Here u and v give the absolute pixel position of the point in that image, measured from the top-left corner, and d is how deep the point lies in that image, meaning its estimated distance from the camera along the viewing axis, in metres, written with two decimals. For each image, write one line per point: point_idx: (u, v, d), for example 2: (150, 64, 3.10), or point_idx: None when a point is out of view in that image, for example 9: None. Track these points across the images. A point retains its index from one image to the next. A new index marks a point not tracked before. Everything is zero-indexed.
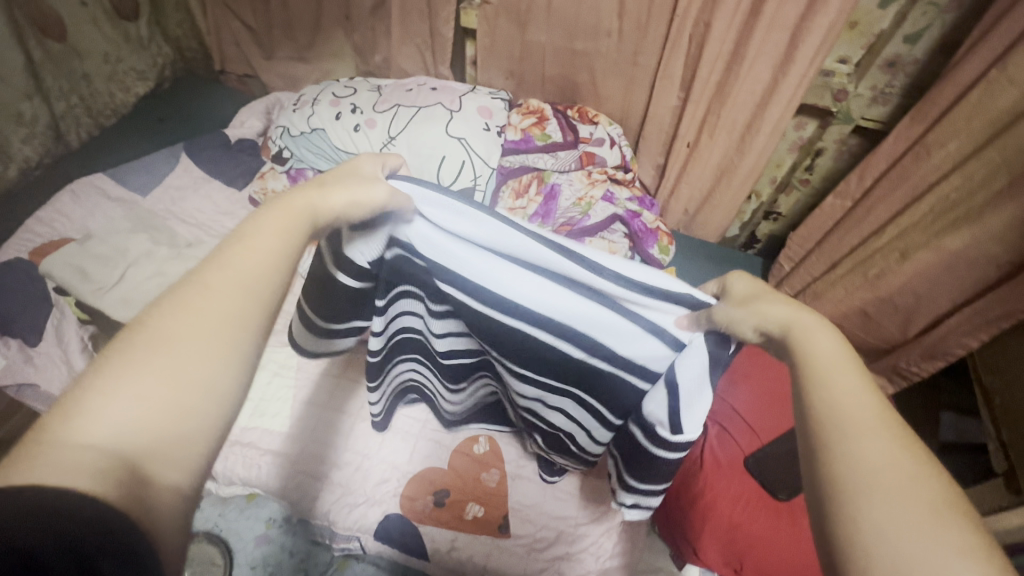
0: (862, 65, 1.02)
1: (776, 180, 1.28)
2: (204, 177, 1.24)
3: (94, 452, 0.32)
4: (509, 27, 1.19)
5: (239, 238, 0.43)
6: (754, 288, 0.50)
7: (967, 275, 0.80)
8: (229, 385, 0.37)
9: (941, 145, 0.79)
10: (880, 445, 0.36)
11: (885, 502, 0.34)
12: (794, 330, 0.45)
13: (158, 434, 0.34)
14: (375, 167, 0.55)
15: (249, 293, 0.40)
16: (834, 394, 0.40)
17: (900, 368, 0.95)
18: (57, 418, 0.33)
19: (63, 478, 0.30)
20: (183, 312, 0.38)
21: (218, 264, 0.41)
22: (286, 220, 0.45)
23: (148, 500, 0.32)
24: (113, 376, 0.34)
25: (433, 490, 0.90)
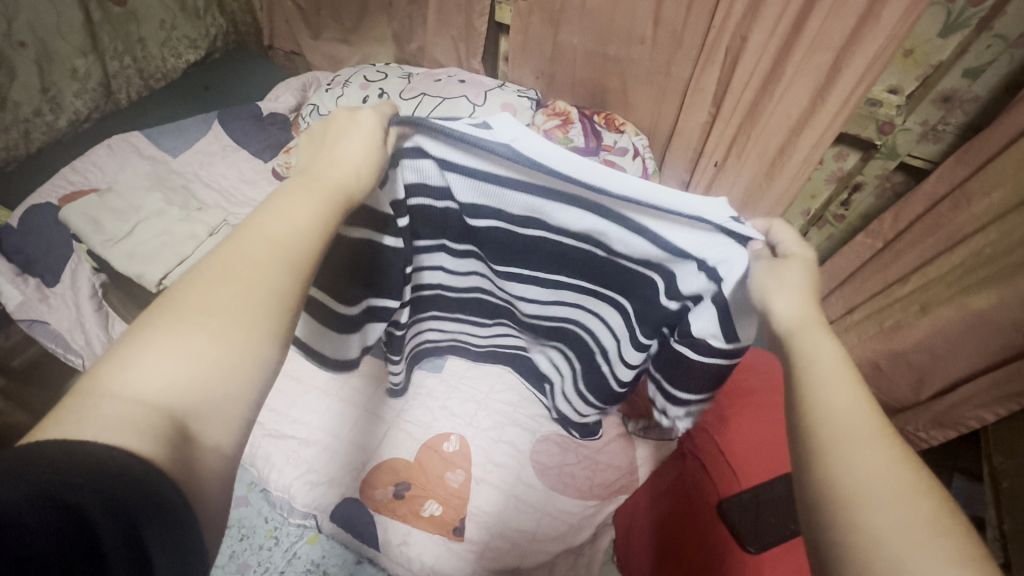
0: (914, 97, 0.93)
1: (809, 213, 1.20)
2: (233, 146, 1.29)
3: (141, 407, 0.30)
4: (542, 26, 1.17)
5: (271, 209, 0.41)
6: (796, 276, 0.46)
7: (990, 340, 0.71)
8: (270, 349, 0.36)
9: (984, 194, 0.71)
10: (876, 455, 0.35)
11: (894, 520, 0.32)
12: (807, 333, 0.43)
13: (206, 394, 0.33)
14: (377, 120, 0.48)
15: (284, 257, 0.38)
16: (832, 401, 0.39)
17: (907, 432, 0.84)
18: (108, 369, 0.32)
19: (111, 434, 0.29)
20: (225, 272, 0.36)
21: (254, 230, 0.39)
22: (320, 190, 0.43)
23: (193, 463, 0.31)
24: (157, 335, 0.33)
25: (396, 481, 0.89)
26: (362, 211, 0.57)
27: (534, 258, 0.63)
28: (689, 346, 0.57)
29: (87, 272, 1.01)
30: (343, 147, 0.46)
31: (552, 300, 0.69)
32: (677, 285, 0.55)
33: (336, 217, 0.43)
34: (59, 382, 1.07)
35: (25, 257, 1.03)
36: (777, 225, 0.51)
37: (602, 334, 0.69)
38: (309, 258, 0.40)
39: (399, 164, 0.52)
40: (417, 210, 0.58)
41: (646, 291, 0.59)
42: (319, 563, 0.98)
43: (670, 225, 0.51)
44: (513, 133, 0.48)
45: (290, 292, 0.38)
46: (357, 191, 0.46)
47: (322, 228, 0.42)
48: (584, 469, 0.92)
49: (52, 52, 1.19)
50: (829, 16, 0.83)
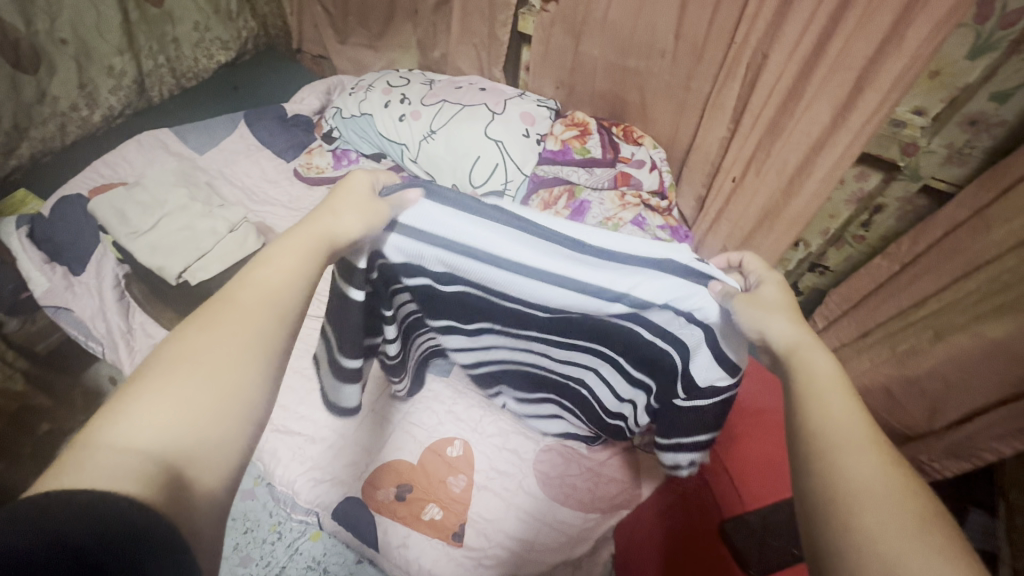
0: (939, 120, 0.91)
1: (828, 232, 1.18)
2: (257, 145, 1.33)
3: (137, 456, 0.32)
4: (564, 37, 1.19)
5: (258, 266, 0.45)
6: (777, 302, 0.49)
7: (1003, 370, 0.69)
8: (259, 394, 0.39)
9: (1004, 222, 0.69)
10: (870, 461, 0.36)
11: (893, 528, 0.32)
12: (799, 352, 0.45)
13: (200, 440, 0.35)
14: (369, 181, 0.54)
15: (274, 306, 0.42)
16: (827, 413, 0.39)
17: (920, 462, 0.82)
18: (100, 427, 0.34)
19: (106, 480, 0.30)
20: (214, 328, 0.40)
21: (246, 283, 0.43)
22: (308, 245, 0.47)
23: (188, 497, 0.33)
24: (149, 392, 0.36)
25: (398, 482, 0.90)
26: (340, 260, 0.56)
27: (512, 312, 0.65)
28: (700, 397, 0.59)
29: (112, 262, 1.05)
30: (341, 203, 0.51)
31: (525, 343, 0.72)
32: (653, 326, 0.58)
33: (322, 263, 0.47)
34: (80, 369, 1.10)
35: (54, 245, 1.07)
36: (747, 259, 0.56)
37: (575, 370, 0.74)
38: (289, 306, 0.43)
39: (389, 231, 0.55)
40: (386, 268, 0.61)
41: (624, 332, 0.61)
42: (319, 561, 0.99)
43: (642, 276, 0.53)
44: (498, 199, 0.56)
45: (276, 340, 0.41)
46: (341, 241, 0.49)
47: (308, 275, 0.46)
48: (586, 481, 0.91)
49: (91, 50, 1.24)
50: (853, 36, 0.82)
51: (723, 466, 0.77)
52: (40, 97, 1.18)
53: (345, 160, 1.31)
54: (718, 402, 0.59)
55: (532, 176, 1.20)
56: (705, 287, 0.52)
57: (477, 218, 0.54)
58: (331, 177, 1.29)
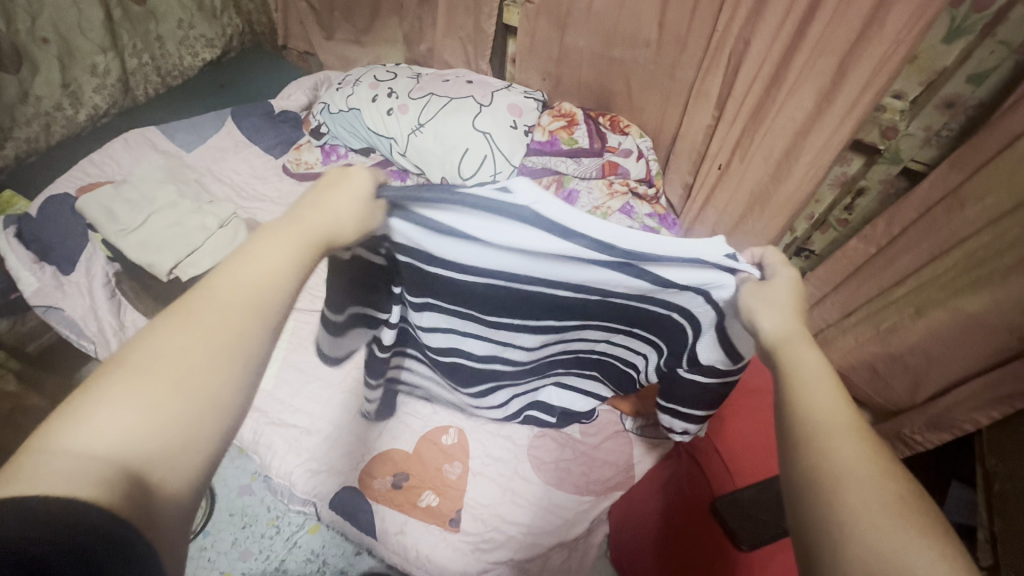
0: (918, 102, 0.93)
1: (813, 217, 1.20)
2: (245, 142, 1.33)
3: (93, 460, 0.30)
4: (549, 28, 1.20)
5: (244, 254, 0.42)
6: (784, 304, 0.50)
7: (980, 343, 0.71)
8: (227, 394, 0.36)
9: (977, 199, 0.71)
10: (854, 447, 0.38)
11: (877, 517, 0.34)
12: (789, 344, 0.46)
13: (161, 444, 0.33)
14: (369, 178, 0.49)
15: (257, 299, 0.39)
16: (813, 402, 0.41)
17: (903, 436, 0.83)
18: (56, 428, 0.31)
19: (61, 486, 0.29)
20: (189, 324, 0.37)
21: (230, 276, 0.40)
22: (303, 233, 0.44)
23: (154, 503, 0.31)
24: (111, 390, 0.33)
25: (393, 471, 0.91)
26: (358, 242, 0.57)
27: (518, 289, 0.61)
28: (699, 371, 0.62)
29: (102, 261, 1.05)
30: (331, 196, 0.47)
31: (554, 335, 0.70)
32: (671, 305, 0.58)
33: (316, 257, 0.44)
34: (73, 368, 1.10)
35: (43, 245, 1.07)
36: (769, 254, 0.56)
37: (578, 344, 0.73)
38: (273, 303, 0.40)
39: (391, 220, 0.51)
40: (406, 267, 0.60)
41: (644, 313, 0.61)
42: (318, 553, 1.00)
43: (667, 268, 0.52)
44: (529, 194, 0.48)
45: (257, 339, 0.38)
46: (334, 239, 0.46)
47: (293, 266, 0.42)
48: (580, 465, 0.93)
49: (74, 49, 1.23)
50: (831, 21, 0.84)
51: (710, 445, 0.79)
52: (23, 97, 1.18)
53: (334, 156, 1.31)
54: (721, 377, 0.62)
55: (520, 168, 1.21)
56: (733, 278, 0.52)
57: (500, 216, 0.48)
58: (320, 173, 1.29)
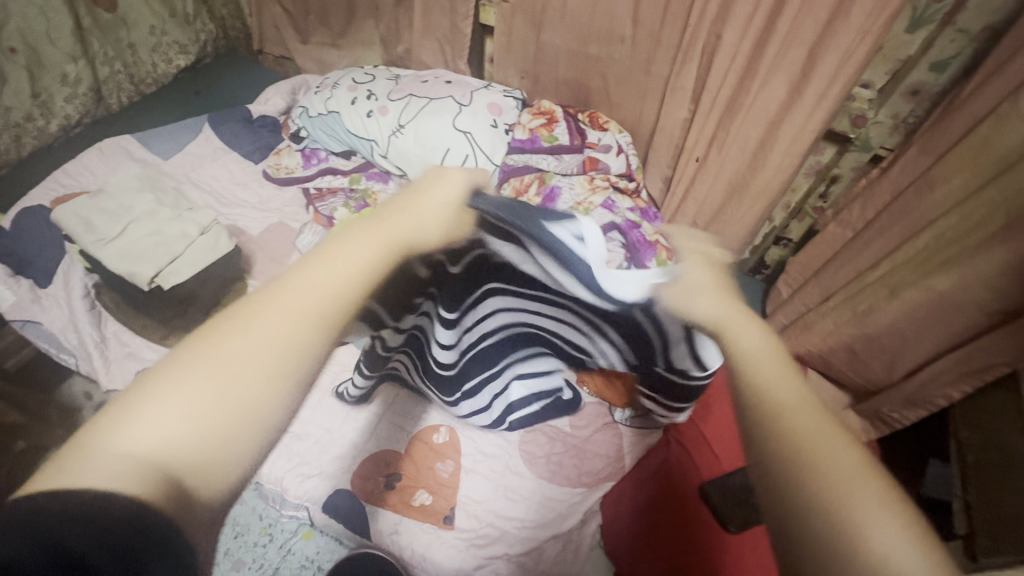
0: (884, 91, 0.96)
1: (790, 206, 1.22)
2: (224, 149, 1.32)
3: (134, 460, 0.31)
4: (525, 27, 1.21)
5: (319, 251, 0.41)
6: (707, 285, 0.50)
7: (952, 320, 0.73)
8: (273, 407, 0.35)
9: (945, 180, 0.73)
10: (817, 419, 0.39)
11: (861, 490, 0.35)
12: (725, 331, 0.46)
13: (204, 450, 0.32)
14: (465, 186, 0.50)
15: (322, 301, 0.38)
16: (767, 380, 0.41)
17: (883, 414, 0.84)
18: (106, 425, 0.32)
19: (102, 482, 0.29)
20: (247, 325, 0.36)
21: (303, 277, 0.38)
22: (388, 235, 0.43)
23: (194, 508, 0.31)
24: (160, 387, 0.33)
25: (386, 472, 0.91)
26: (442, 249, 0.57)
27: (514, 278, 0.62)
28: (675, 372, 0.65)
29: (81, 274, 1.03)
30: (418, 202, 0.47)
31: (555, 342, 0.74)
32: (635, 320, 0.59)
33: (391, 260, 0.43)
34: (54, 383, 1.08)
35: (19, 258, 1.05)
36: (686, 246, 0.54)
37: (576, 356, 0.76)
38: (342, 313, 0.38)
39: (479, 236, 0.54)
40: (462, 272, 0.62)
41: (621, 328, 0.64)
42: (313, 560, 0.99)
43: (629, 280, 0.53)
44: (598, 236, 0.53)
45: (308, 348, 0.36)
46: (415, 243, 0.45)
47: (366, 270, 0.40)
48: (571, 458, 0.94)
49: (43, 58, 1.21)
50: (799, 13, 0.87)
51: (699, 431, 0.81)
52: None
53: (315, 160, 1.30)
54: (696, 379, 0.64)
55: (502, 167, 1.21)
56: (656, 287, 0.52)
57: (555, 257, 0.52)
58: (301, 177, 1.29)
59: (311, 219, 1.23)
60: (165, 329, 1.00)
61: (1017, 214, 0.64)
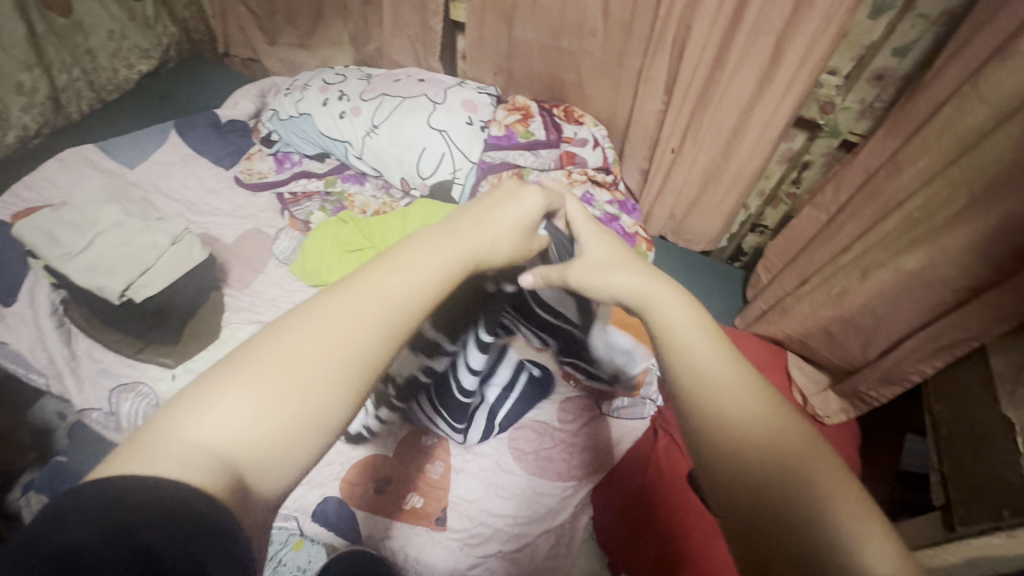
0: (850, 77, 0.98)
1: (764, 193, 1.24)
2: (192, 155, 1.28)
3: (203, 453, 0.32)
4: (497, 22, 1.20)
5: (388, 258, 0.43)
6: (606, 258, 0.58)
7: (922, 299, 0.74)
8: (335, 412, 0.36)
9: (911, 162, 0.75)
10: (752, 401, 0.41)
11: (796, 463, 0.38)
12: (649, 305, 0.50)
13: (265, 449, 0.33)
14: (538, 201, 0.58)
15: (387, 307, 0.40)
16: (696, 358, 0.43)
17: (861, 393, 0.85)
18: (178, 416, 0.33)
19: (174, 471, 0.31)
20: (319, 324, 0.38)
21: (370, 283, 0.41)
22: (456, 246, 0.48)
23: (250, 505, 0.32)
24: (232, 382, 0.34)
25: (375, 476, 0.90)
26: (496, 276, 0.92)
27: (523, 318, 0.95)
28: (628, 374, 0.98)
29: (48, 289, 1.00)
30: (490, 217, 0.53)
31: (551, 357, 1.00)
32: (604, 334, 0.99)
33: (457, 264, 0.47)
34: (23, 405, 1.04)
35: None
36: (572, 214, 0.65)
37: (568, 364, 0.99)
38: (408, 316, 0.40)
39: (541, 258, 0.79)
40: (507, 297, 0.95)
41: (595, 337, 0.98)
42: (305, 570, 0.90)
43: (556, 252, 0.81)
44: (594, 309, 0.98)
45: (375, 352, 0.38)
46: (482, 255, 0.50)
47: (437, 280, 0.43)
48: (561, 452, 0.93)
49: None
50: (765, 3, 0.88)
51: None
52: None
53: (288, 164, 1.28)
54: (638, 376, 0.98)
55: (479, 163, 1.20)
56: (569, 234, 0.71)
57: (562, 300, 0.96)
58: (274, 181, 1.26)
59: (287, 224, 1.21)
60: (140, 343, 0.96)
61: (980, 191, 0.65)
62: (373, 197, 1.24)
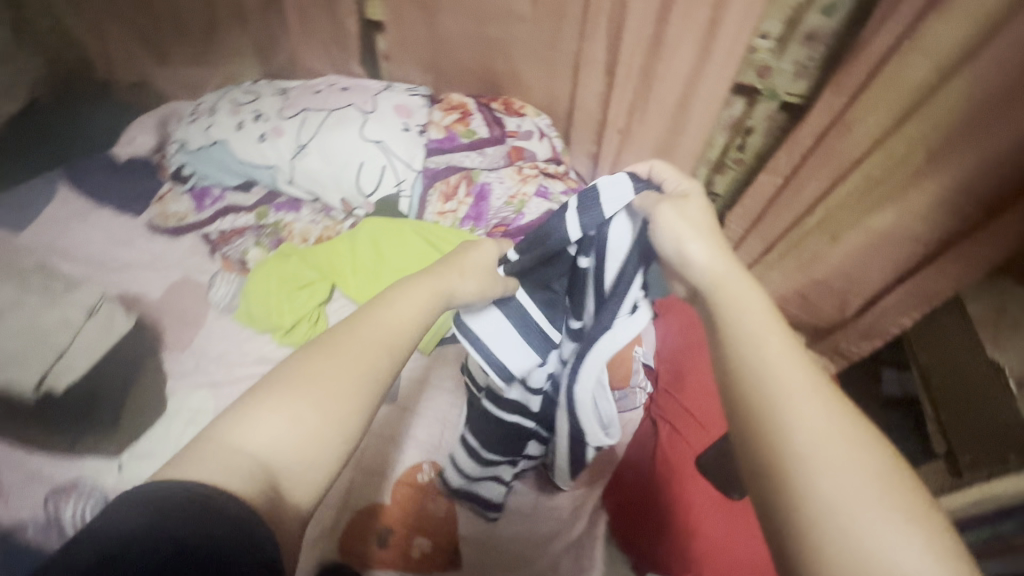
0: (782, 40, 0.99)
1: (711, 161, 1.25)
2: (90, 206, 1.12)
3: (245, 459, 0.39)
4: (418, 17, 1.12)
5: (388, 296, 0.53)
6: (698, 221, 0.55)
7: (896, 256, 0.77)
8: (356, 423, 0.43)
9: (860, 120, 0.74)
10: (819, 415, 0.39)
11: (856, 483, 0.36)
12: (725, 284, 0.49)
13: (296, 457, 0.40)
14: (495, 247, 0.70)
15: (388, 346, 0.48)
16: (764, 353, 0.42)
17: (842, 348, 0.91)
18: (224, 428, 0.40)
19: (215, 476, 0.37)
20: (343, 350, 0.46)
21: (370, 316, 0.50)
22: (436, 284, 0.58)
23: (281, 510, 0.38)
24: (273, 397, 0.42)
25: (376, 528, 0.82)
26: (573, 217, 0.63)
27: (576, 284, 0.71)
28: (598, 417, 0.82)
29: None
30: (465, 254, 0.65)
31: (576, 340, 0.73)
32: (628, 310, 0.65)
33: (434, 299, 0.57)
34: None
35: None
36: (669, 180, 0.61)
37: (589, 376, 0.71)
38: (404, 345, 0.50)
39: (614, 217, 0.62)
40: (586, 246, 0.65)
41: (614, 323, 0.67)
42: None
43: (573, 217, 0.63)
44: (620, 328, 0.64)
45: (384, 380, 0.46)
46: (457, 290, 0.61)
47: (421, 315, 0.53)
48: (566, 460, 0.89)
49: None
50: None
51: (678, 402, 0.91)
52: None
53: (208, 199, 1.14)
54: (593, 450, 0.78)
55: (424, 171, 1.12)
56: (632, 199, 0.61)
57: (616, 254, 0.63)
58: (195, 223, 1.12)
59: (220, 267, 1.08)
60: (72, 437, 0.84)
61: (940, 145, 0.68)
62: (313, 222, 1.13)
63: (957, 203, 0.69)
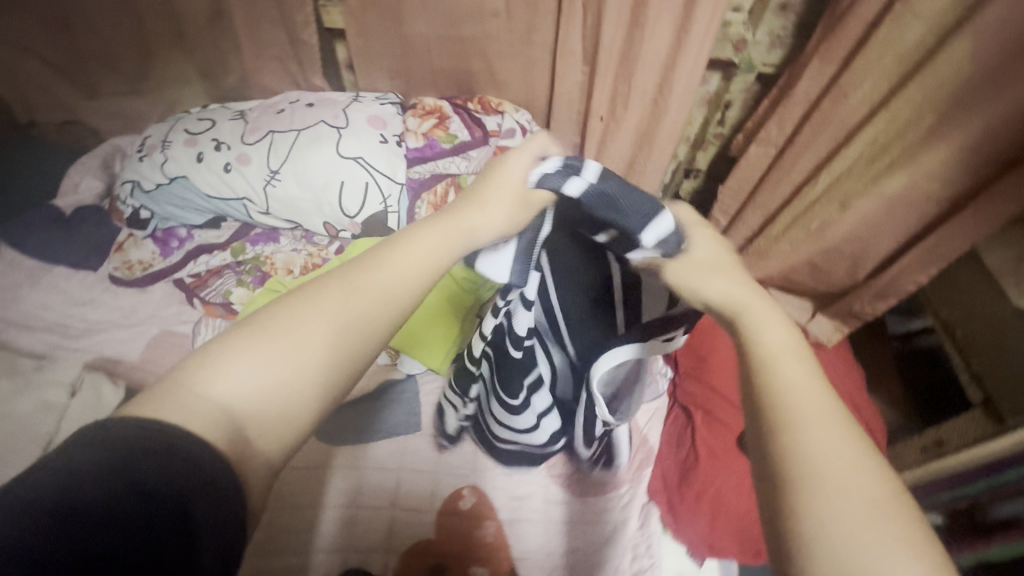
0: (756, 11, 0.99)
1: (691, 138, 1.25)
2: (41, 267, 1.03)
3: (211, 408, 0.38)
4: (380, 21, 1.05)
5: (397, 239, 0.50)
6: (708, 260, 0.50)
7: (908, 215, 0.80)
8: (331, 378, 0.43)
9: (857, 85, 0.76)
10: (834, 440, 0.37)
11: (856, 514, 0.34)
12: (745, 315, 0.45)
13: (262, 409, 0.40)
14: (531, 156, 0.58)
15: (384, 299, 0.46)
16: (782, 378, 0.40)
17: (856, 310, 0.93)
18: (194, 372, 0.40)
19: (179, 417, 0.37)
20: (328, 300, 0.45)
21: (365, 262, 0.48)
22: (457, 220, 0.53)
23: (247, 459, 0.38)
24: (248, 346, 0.41)
25: (428, 563, 0.78)
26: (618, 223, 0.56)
27: (572, 261, 0.66)
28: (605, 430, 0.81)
29: None
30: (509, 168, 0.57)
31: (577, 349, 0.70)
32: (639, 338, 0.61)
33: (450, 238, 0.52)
34: None
35: None
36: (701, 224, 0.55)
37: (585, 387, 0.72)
38: (403, 295, 0.47)
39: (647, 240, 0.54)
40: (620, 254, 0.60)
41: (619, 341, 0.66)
42: None
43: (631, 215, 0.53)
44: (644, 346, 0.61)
45: (371, 334, 0.45)
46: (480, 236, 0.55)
47: (432, 261, 0.50)
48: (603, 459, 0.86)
49: None
50: None
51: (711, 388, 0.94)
52: None
53: (174, 241, 1.05)
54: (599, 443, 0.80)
55: (408, 183, 1.06)
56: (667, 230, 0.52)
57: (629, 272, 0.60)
58: (163, 269, 1.03)
59: (202, 313, 1.00)
60: None
61: (947, 109, 0.70)
62: (295, 250, 1.06)
63: (969, 162, 0.71)
